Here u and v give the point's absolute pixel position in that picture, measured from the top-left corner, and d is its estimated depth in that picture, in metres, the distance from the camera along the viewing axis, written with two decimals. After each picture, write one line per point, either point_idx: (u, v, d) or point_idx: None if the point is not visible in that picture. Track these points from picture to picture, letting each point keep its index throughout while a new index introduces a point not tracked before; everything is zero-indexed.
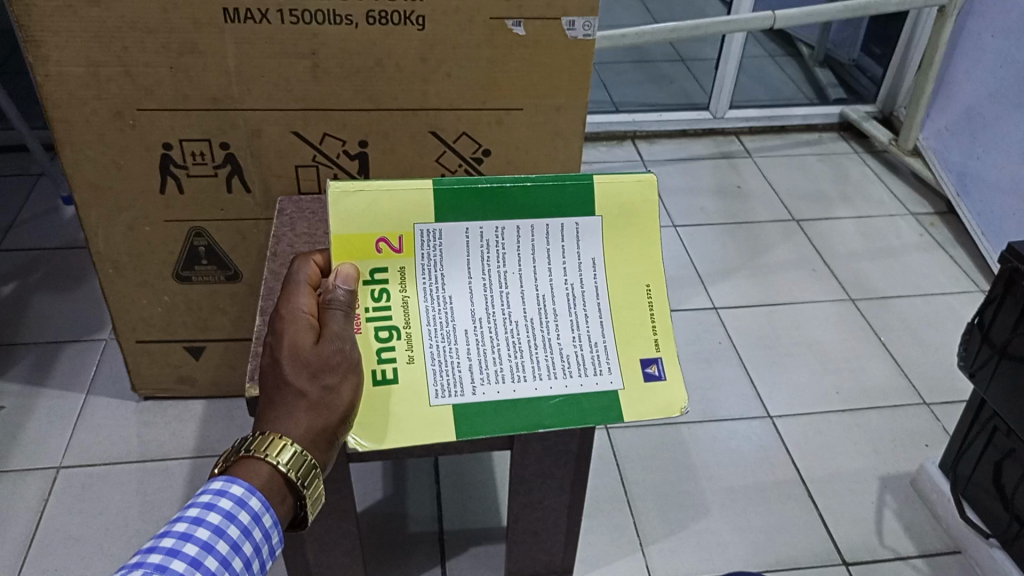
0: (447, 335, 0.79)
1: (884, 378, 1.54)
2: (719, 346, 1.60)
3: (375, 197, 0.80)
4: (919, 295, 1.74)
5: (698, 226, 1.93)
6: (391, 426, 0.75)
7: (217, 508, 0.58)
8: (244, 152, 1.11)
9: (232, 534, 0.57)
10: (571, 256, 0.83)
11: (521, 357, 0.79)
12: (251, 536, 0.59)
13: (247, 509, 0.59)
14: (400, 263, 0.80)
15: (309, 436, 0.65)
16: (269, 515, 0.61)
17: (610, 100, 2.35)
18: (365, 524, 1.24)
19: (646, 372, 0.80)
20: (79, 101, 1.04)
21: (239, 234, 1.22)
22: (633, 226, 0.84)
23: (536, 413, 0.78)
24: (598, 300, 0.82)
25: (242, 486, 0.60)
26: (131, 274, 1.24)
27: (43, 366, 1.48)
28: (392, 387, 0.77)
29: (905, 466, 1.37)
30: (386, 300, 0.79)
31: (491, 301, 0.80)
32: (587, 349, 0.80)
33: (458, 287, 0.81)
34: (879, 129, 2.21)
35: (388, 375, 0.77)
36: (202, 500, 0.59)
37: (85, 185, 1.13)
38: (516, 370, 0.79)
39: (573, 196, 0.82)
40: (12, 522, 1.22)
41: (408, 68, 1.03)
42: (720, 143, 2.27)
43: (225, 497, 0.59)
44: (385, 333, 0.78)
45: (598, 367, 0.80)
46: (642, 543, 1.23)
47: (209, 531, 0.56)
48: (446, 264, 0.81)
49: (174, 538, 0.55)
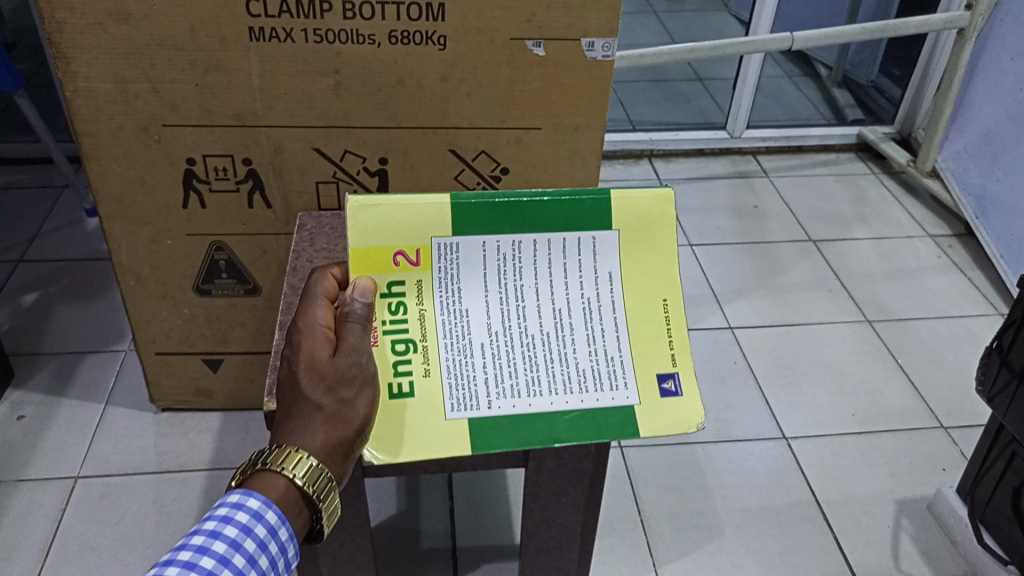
0: (463, 348, 0.80)
1: (901, 401, 1.53)
2: (734, 365, 1.59)
3: (393, 211, 0.81)
4: (938, 318, 1.73)
5: (714, 245, 1.93)
6: (406, 438, 0.76)
7: (234, 522, 0.59)
8: (266, 168, 1.13)
9: (248, 548, 0.58)
10: (588, 270, 0.83)
11: (538, 371, 0.79)
12: (268, 550, 0.59)
13: (263, 523, 0.60)
14: (418, 276, 0.81)
15: (325, 449, 0.66)
16: (285, 528, 0.61)
17: (627, 119, 2.36)
18: (378, 538, 1.25)
19: (663, 387, 0.80)
20: (106, 116, 1.06)
21: (259, 248, 1.23)
22: (650, 240, 0.84)
23: (552, 427, 0.78)
24: (615, 314, 0.83)
25: (258, 501, 0.61)
26: (153, 286, 1.25)
27: (64, 375, 1.50)
28: (408, 401, 0.77)
29: (922, 489, 1.36)
30: (402, 313, 0.80)
31: (507, 315, 0.81)
32: (603, 363, 0.81)
33: (474, 300, 0.81)
34: (897, 150, 2.20)
35: (404, 388, 0.78)
36: (219, 513, 0.59)
37: (110, 199, 1.15)
38: (532, 385, 0.79)
39: (590, 210, 0.83)
40: (30, 530, 1.24)
41: (428, 87, 1.05)
42: (737, 163, 2.27)
43: (243, 510, 0.60)
44: (401, 346, 0.79)
45: (614, 382, 0.80)
46: (655, 563, 1.23)
47: (226, 544, 0.57)
48: (463, 278, 0.82)
49: (192, 551, 0.56)
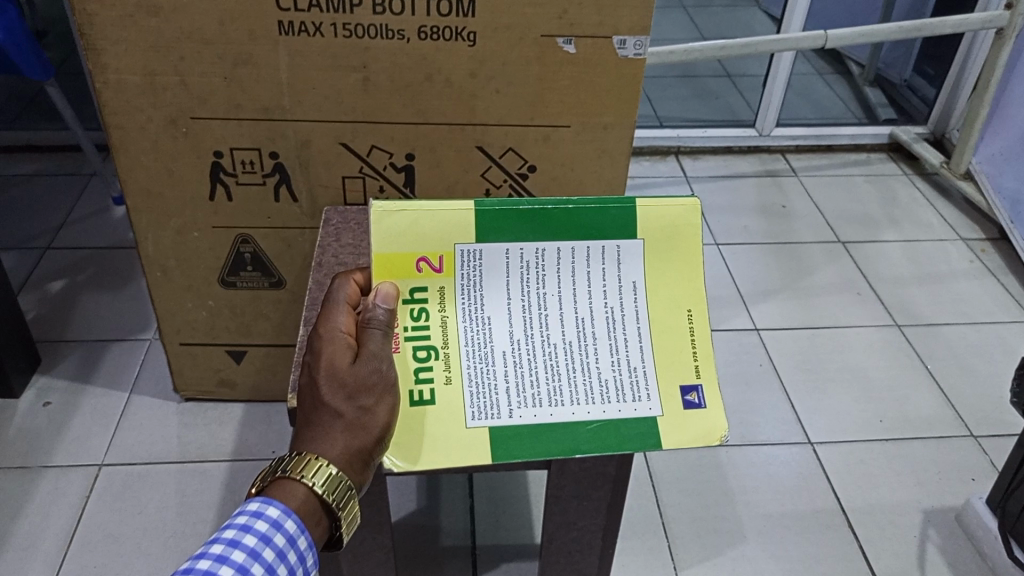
0: (484, 356, 0.79)
1: (930, 409, 1.50)
2: (760, 368, 1.57)
3: (417, 217, 0.80)
4: (968, 324, 1.70)
5: (741, 245, 1.90)
6: (426, 446, 0.75)
7: (253, 531, 0.59)
8: (292, 162, 1.13)
9: (267, 557, 0.58)
10: (612, 279, 0.82)
11: (559, 381, 0.78)
12: (286, 559, 0.59)
13: (282, 532, 0.60)
14: (440, 282, 0.81)
15: (344, 457, 0.65)
16: (304, 537, 0.61)
17: (654, 115, 2.34)
18: (398, 535, 1.25)
19: (686, 399, 0.79)
20: (136, 108, 1.06)
21: (284, 242, 1.24)
22: (674, 249, 0.83)
23: (573, 438, 0.77)
24: (638, 324, 0.81)
25: (277, 509, 0.61)
26: (178, 278, 1.26)
27: (89, 364, 1.51)
28: (427, 408, 0.76)
29: (950, 500, 1.34)
30: (424, 320, 0.79)
31: (529, 324, 0.80)
32: (625, 373, 0.79)
33: (496, 308, 0.80)
34: (930, 151, 2.16)
35: (424, 396, 0.77)
36: (239, 521, 0.59)
37: (137, 190, 1.15)
38: (554, 395, 0.78)
39: (615, 218, 0.82)
40: (54, 517, 1.25)
41: (457, 83, 1.05)
42: (766, 161, 2.24)
43: (262, 520, 0.60)
44: (423, 353, 0.78)
45: (636, 393, 0.79)
46: (676, 567, 1.22)
47: (245, 553, 0.57)
48: (485, 285, 0.81)
49: (210, 560, 0.56)
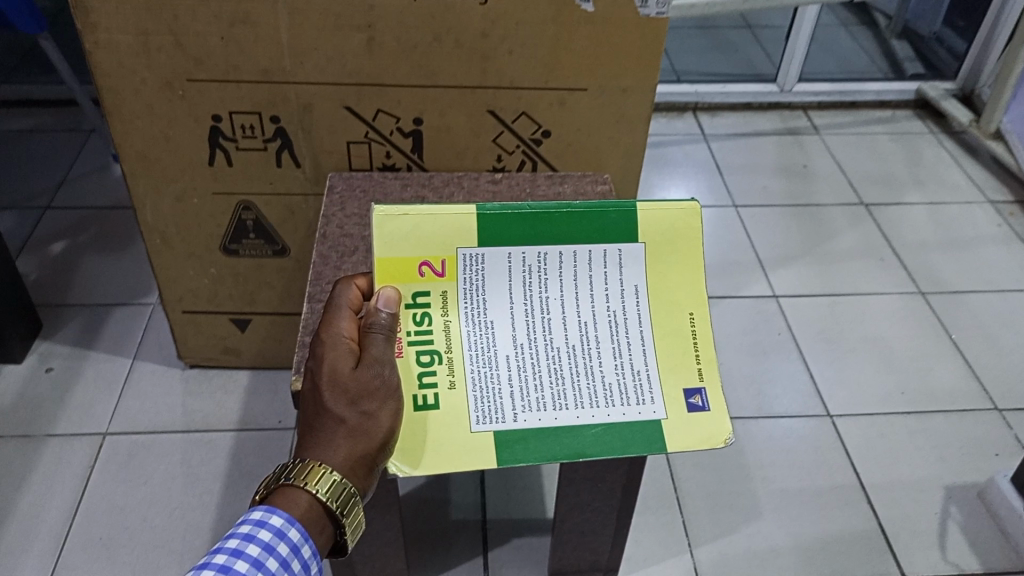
0: (488, 361, 0.78)
1: (953, 381, 1.46)
2: (778, 337, 1.53)
3: (419, 221, 0.79)
4: (995, 292, 1.64)
5: (762, 208, 1.84)
6: (429, 451, 0.74)
7: (256, 540, 0.58)
8: (295, 127, 1.09)
9: (270, 567, 0.57)
10: (614, 283, 0.82)
11: (563, 385, 0.78)
12: (290, 568, 0.58)
13: (286, 541, 0.59)
14: (442, 287, 0.80)
15: (348, 463, 0.63)
16: (308, 545, 0.60)
17: (671, 68, 2.25)
18: (407, 509, 1.22)
19: (689, 402, 0.78)
20: (130, 70, 1.02)
21: (288, 209, 1.19)
22: (675, 253, 0.83)
23: (578, 442, 0.76)
24: (641, 328, 0.81)
25: (281, 517, 0.60)
26: (179, 246, 1.22)
27: (91, 329, 1.48)
28: (431, 413, 0.75)
29: (974, 476, 1.30)
30: (427, 325, 0.78)
31: (532, 328, 0.79)
32: (629, 377, 0.79)
33: (499, 312, 0.80)
34: (958, 109, 2.08)
35: (428, 401, 0.76)
36: (242, 530, 0.58)
37: (133, 155, 1.10)
38: (558, 399, 0.77)
39: (616, 222, 0.82)
40: (58, 488, 1.23)
41: (468, 44, 1.01)
42: (787, 119, 2.16)
43: (265, 528, 0.59)
44: (426, 357, 0.77)
45: (641, 396, 0.78)
46: (690, 544, 1.19)
47: (248, 564, 0.56)
48: (487, 289, 0.80)
49: (213, 571, 0.55)
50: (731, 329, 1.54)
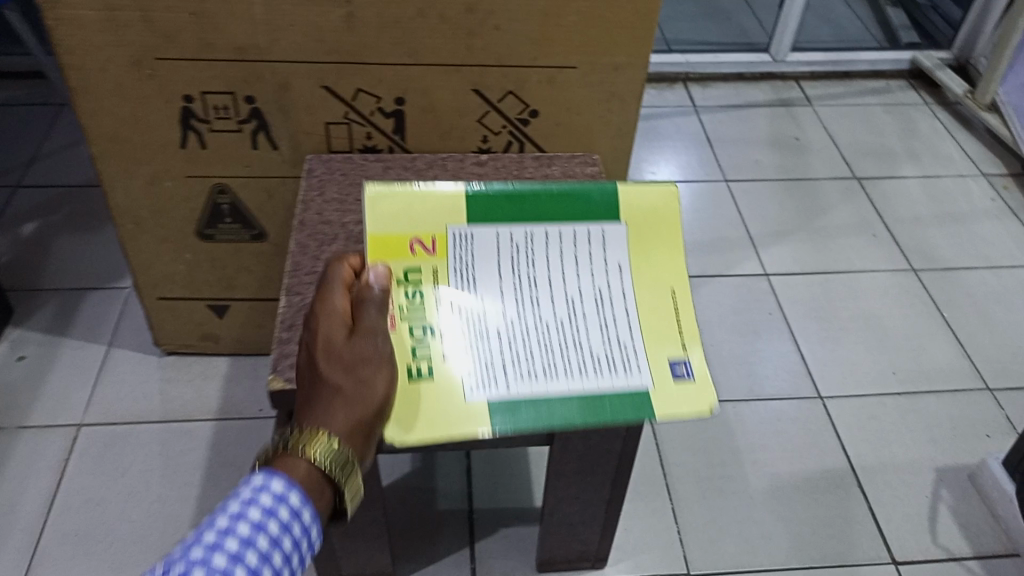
0: (478, 334, 0.76)
1: (946, 360, 1.44)
2: (769, 316, 1.51)
3: (409, 201, 0.80)
4: (989, 268, 1.62)
5: (754, 182, 1.80)
6: (422, 419, 0.71)
7: (257, 503, 0.55)
8: (271, 107, 1.04)
9: (272, 529, 0.54)
10: (599, 259, 0.81)
11: (550, 355, 0.75)
12: (291, 532, 0.55)
13: (286, 505, 0.56)
14: (433, 263, 0.79)
15: (346, 429, 0.62)
16: (308, 509, 0.57)
17: (662, 37, 2.20)
18: (392, 499, 1.20)
19: (675, 371, 0.75)
20: (95, 47, 0.96)
21: (265, 192, 1.15)
22: (658, 232, 0.83)
23: (565, 411, 0.73)
24: (626, 302, 0.79)
25: (281, 481, 0.57)
26: (152, 231, 1.17)
27: (65, 314, 1.44)
28: (424, 384, 0.72)
29: (965, 458, 1.29)
30: (420, 300, 0.77)
31: (520, 302, 0.78)
32: (615, 347, 0.76)
33: (488, 287, 0.78)
34: (953, 79, 2.05)
35: (422, 371, 0.73)
36: (241, 494, 0.56)
37: (102, 137, 1.05)
38: (545, 368, 0.74)
39: (600, 203, 0.82)
40: (33, 481, 1.20)
41: (452, 20, 0.96)
42: (779, 89, 2.11)
43: (265, 492, 0.56)
44: (419, 331, 0.75)
45: (627, 366, 0.75)
46: (680, 530, 1.18)
47: (250, 525, 0.53)
48: (477, 265, 0.79)
49: (214, 532, 0.52)
50: (722, 308, 1.51)
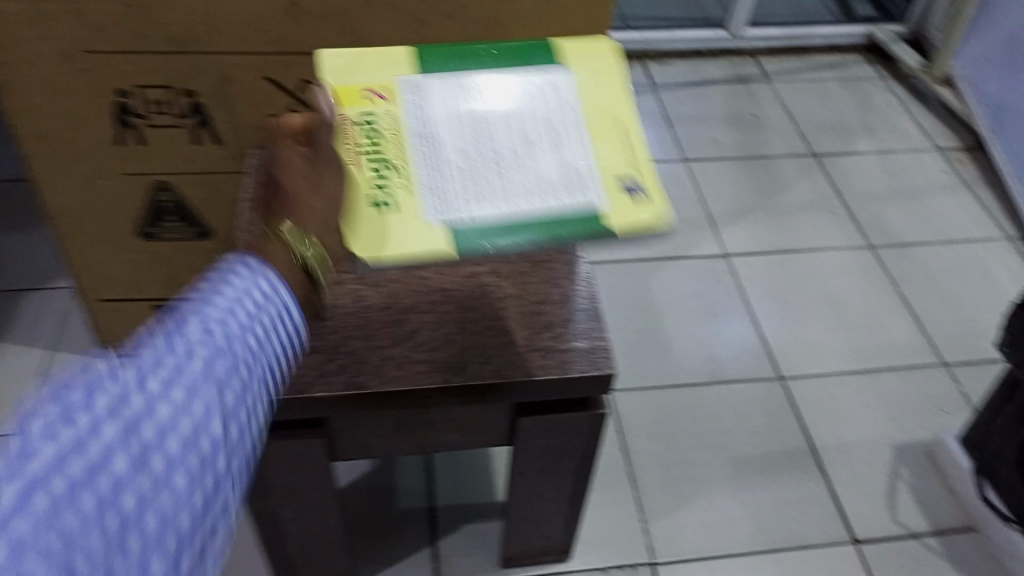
0: (430, 158, 0.67)
1: (903, 337, 1.46)
2: (729, 298, 1.50)
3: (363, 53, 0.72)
4: (943, 243, 1.64)
5: (712, 161, 1.79)
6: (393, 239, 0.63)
7: (233, 279, 0.50)
8: (213, 101, 1.00)
9: (253, 304, 0.50)
10: (546, 86, 0.71)
11: (499, 179, 0.65)
12: (274, 303, 0.51)
13: (265, 280, 0.52)
14: (386, 104, 0.69)
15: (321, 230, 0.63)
16: (286, 288, 0.54)
17: (618, 14, 2.16)
18: (353, 498, 1.18)
19: (629, 188, 0.66)
20: (21, 41, 0.91)
21: (211, 189, 1.11)
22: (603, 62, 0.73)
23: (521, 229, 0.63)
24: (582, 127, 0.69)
25: (255, 266, 0.52)
26: (92, 231, 1.13)
27: (6, 317, 1.39)
28: (386, 211, 0.64)
29: (923, 434, 1.31)
30: (378, 138, 0.68)
31: (471, 126, 0.68)
32: (568, 167, 0.66)
33: (435, 114, 0.68)
34: (907, 52, 2.05)
35: (383, 201, 0.65)
36: (213, 274, 0.50)
37: (33, 134, 1.00)
38: (496, 190, 0.65)
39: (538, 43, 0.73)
40: None
41: (402, 8, 0.93)
42: (736, 65, 2.10)
43: (242, 268, 0.51)
44: (375, 166, 0.67)
45: (580, 184, 0.66)
46: (644, 518, 1.18)
47: (230, 297, 0.48)
48: (421, 96, 0.69)
49: (192, 304, 0.47)
50: (682, 291, 1.51)
